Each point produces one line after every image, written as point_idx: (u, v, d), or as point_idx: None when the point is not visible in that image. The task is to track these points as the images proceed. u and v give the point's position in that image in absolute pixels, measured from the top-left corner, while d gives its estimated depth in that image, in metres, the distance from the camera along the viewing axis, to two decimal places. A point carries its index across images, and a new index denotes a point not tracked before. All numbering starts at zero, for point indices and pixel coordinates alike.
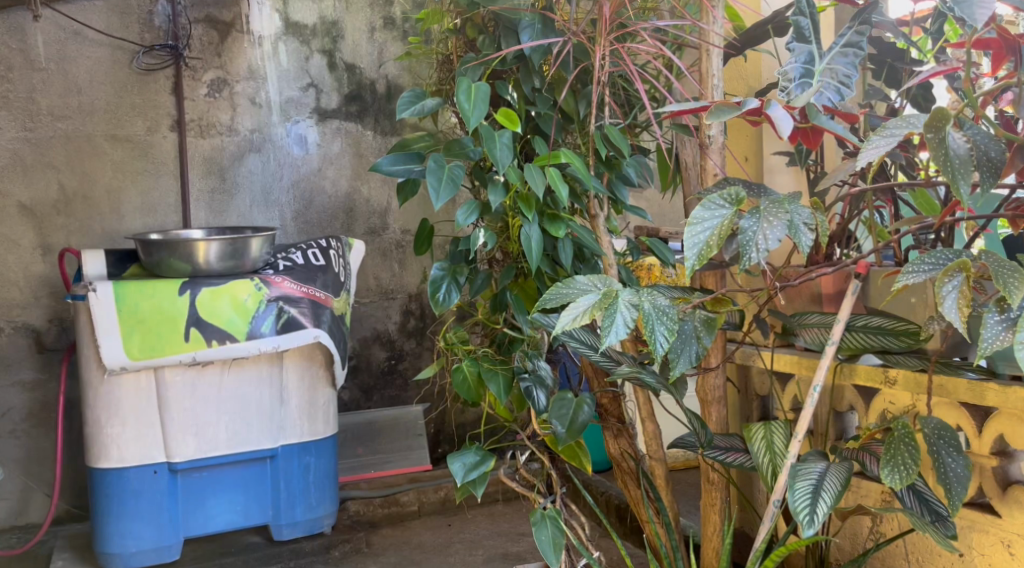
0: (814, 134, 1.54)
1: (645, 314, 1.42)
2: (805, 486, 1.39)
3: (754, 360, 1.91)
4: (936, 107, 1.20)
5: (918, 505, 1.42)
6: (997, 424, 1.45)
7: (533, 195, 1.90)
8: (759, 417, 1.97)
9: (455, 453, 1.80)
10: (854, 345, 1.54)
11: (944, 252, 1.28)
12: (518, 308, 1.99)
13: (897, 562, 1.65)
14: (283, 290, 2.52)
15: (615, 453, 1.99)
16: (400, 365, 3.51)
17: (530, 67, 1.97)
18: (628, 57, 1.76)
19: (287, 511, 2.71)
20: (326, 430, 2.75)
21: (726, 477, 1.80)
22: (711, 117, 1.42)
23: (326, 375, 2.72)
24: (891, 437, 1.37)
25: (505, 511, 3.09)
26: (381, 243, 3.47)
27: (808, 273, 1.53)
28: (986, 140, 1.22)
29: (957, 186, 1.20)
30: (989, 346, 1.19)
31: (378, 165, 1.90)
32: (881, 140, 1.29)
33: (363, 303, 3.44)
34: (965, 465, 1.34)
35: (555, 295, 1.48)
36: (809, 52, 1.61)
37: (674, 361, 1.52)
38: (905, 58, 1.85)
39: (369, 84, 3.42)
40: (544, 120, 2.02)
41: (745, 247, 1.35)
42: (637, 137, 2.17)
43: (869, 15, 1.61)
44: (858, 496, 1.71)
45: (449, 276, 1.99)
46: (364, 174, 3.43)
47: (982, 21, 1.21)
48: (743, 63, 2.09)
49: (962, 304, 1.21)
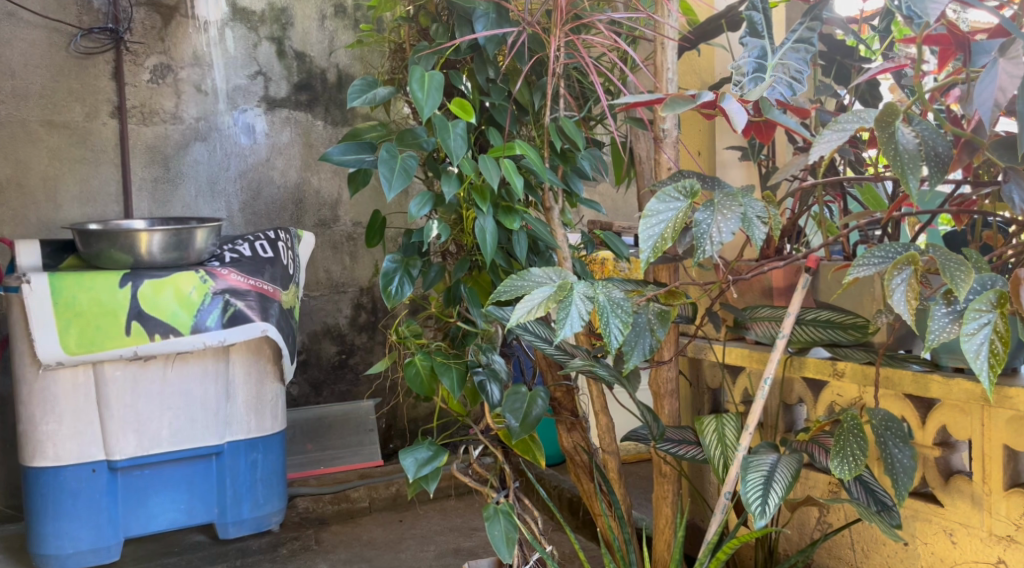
0: (767, 128, 1.56)
1: (600, 306, 1.41)
2: (757, 477, 1.39)
3: (706, 354, 1.92)
4: (884, 102, 1.21)
5: (865, 496, 1.44)
6: (939, 415, 1.47)
7: (488, 186, 1.87)
8: (711, 409, 1.99)
9: (407, 448, 1.77)
10: (803, 338, 1.57)
11: (893, 245, 1.28)
12: (472, 300, 1.97)
13: (844, 552, 1.67)
14: (229, 282, 2.45)
15: (568, 447, 1.98)
16: (351, 359, 3.47)
17: (484, 57, 1.94)
18: (582, 49, 1.73)
19: (233, 509, 2.65)
20: (274, 426, 2.70)
21: (678, 470, 1.81)
22: (665, 110, 1.39)
23: (274, 370, 2.67)
24: (840, 428, 1.38)
25: (457, 506, 3.07)
26: (332, 235, 3.42)
27: (761, 267, 1.54)
28: (934, 136, 1.22)
29: (906, 181, 1.21)
30: (936, 338, 1.18)
31: (327, 154, 1.85)
32: (832, 135, 1.29)
33: (313, 296, 3.40)
34: (912, 456, 1.35)
35: (508, 288, 1.45)
36: (763, 48, 1.64)
37: (629, 354, 1.51)
38: (854, 55, 1.87)
39: (319, 73, 3.37)
40: (499, 111, 2.00)
41: (699, 240, 1.35)
42: (592, 129, 2.17)
43: (821, 11, 1.61)
44: (806, 487, 1.73)
45: (402, 268, 1.94)
46: (313, 165, 3.38)
47: (934, 16, 1.20)
48: (698, 58, 2.10)
49: (910, 297, 1.21)
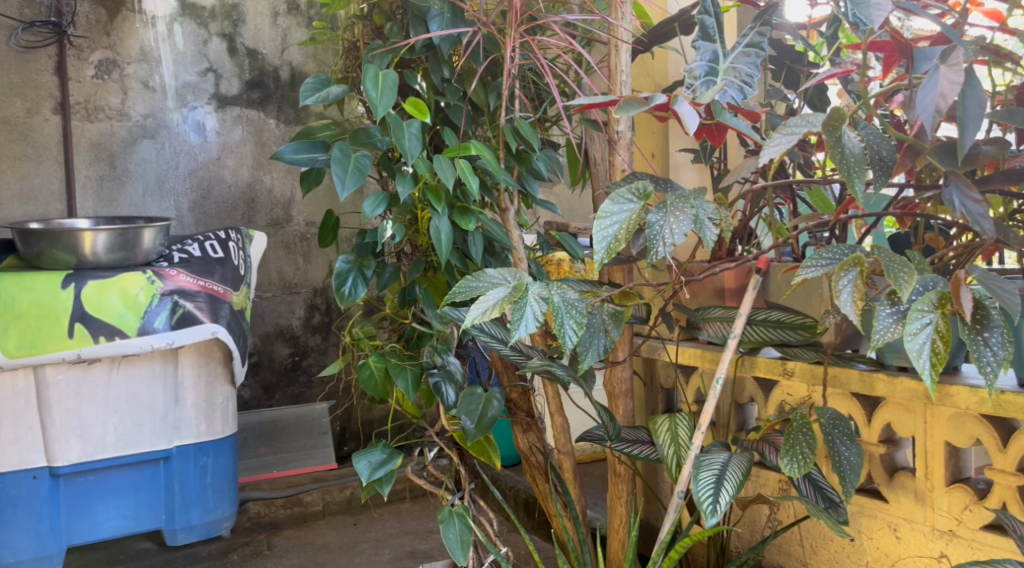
0: (718, 131, 1.57)
1: (555, 307, 1.41)
2: (709, 476, 1.40)
3: (659, 354, 1.94)
4: (831, 106, 1.23)
5: (813, 493, 1.46)
6: (885, 413, 1.50)
7: (442, 186, 1.86)
8: (664, 409, 2.01)
9: (360, 451, 1.75)
10: (755, 339, 1.59)
11: (840, 247, 1.30)
12: (427, 302, 1.95)
13: (793, 548, 1.70)
14: (177, 283, 2.41)
15: (524, 447, 1.98)
16: (304, 361, 3.44)
17: (439, 57, 1.94)
18: (537, 50, 1.73)
19: (182, 515, 2.60)
20: (224, 430, 2.65)
21: (632, 469, 1.82)
22: (619, 112, 1.39)
23: (224, 372, 2.63)
24: (790, 427, 1.40)
25: (412, 509, 3.05)
26: (284, 235, 3.39)
27: (712, 268, 1.56)
28: (878, 140, 1.25)
29: (852, 184, 1.23)
30: (881, 338, 1.20)
31: (279, 153, 1.82)
32: (783, 138, 1.31)
33: (265, 298, 3.36)
34: (858, 453, 1.37)
35: (463, 288, 1.44)
36: (714, 51, 1.61)
37: (584, 354, 1.51)
38: (803, 60, 1.90)
39: (271, 71, 3.35)
40: (454, 112, 1.99)
41: (652, 241, 1.36)
42: (547, 131, 2.18)
43: (770, 17, 1.63)
44: (757, 485, 1.76)
45: (355, 269, 1.92)
46: (265, 163, 3.34)
47: (878, 23, 1.22)
48: (651, 61, 2.14)
49: (857, 298, 1.23)
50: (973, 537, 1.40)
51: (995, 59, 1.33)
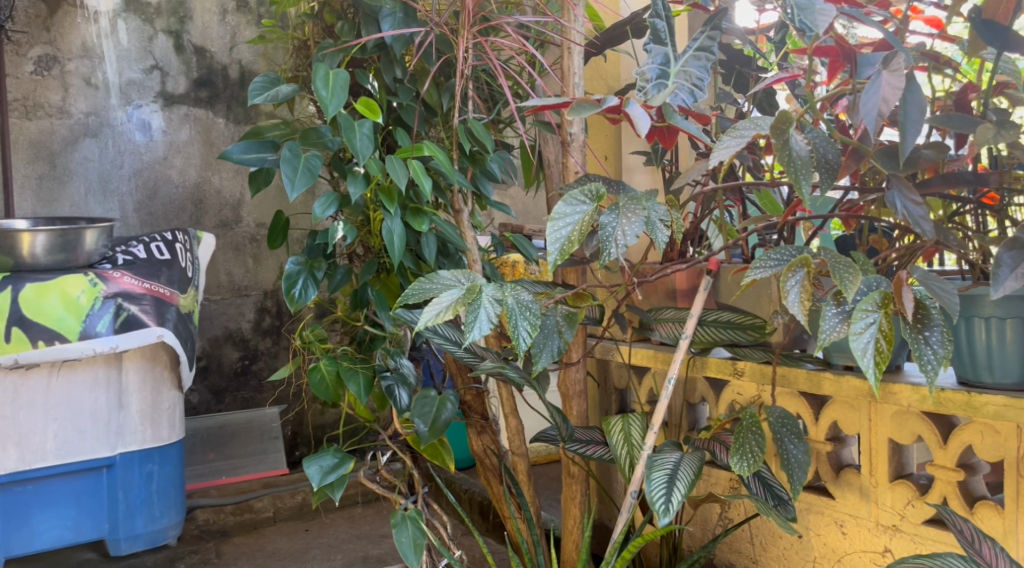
0: (670, 134, 1.59)
1: (509, 309, 1.40)
2: (661, 476, 1.41)
3: (613, 355, 1.96)
4: (779, 109, 1.25)
5: (763, 492, 1.48)
6: (831, 412, 1.53)
7: (395, 187, 1.84)
8: (618, 410, 2.03)
9: (311, 456, 1.73)
10: (705, 340, 1.60)
11: (788, 248, 1.32)
12: (380, 304, 1.94)
13: (743, 546, 1.72)
14: (122, 286, 2.35)
15: (478, 450, 1.97)
16: (254, 365, 3.39)
17: (392, 56, 1.93)
18: (490, 51, 1.73)
19: (125, 524, 2.54)
20: (171, 436, 2.60)
21: (586, 470, 1.82)
22: (571, 113, 1.40)
23: (171, 377, 2.57)
24: (739, 426, 1.42)
25: (365, 513, 3.03)
26: (234, 236, 3.34)
27: (664, 269, 1.56)
28: (824, 143, 1.26)
29: (799, 186, 1.24)
30: (827, 338, 1.22)
31: (228, 153, 1.79)
32: (731, 141, 1.33)
33: (214, 301, 3.31)
34: (805, 451, 1.39)
35: (416, 290, 1.44)
36: (665, 54, 1.59)
37: (537, 356, 1.51)
38: (752, 64, 1.94)
39: (220, 69, 3.31)
40: (406, 111, 1.97)
41: (605, 243, 1.36)
42: (501, 132, 2.18)
43: (720, 21, 1.60)
44: (709, 484, 1.79)
45: (306, 271, 1.90)
46: (214, 164, 3.29)
47: (823, 28, 1.24)
48: (604, 63, 2.15)
49: (804, 298, 1.25)
50: (916, 531, 1.43)
51: (933, 66, 1.36)
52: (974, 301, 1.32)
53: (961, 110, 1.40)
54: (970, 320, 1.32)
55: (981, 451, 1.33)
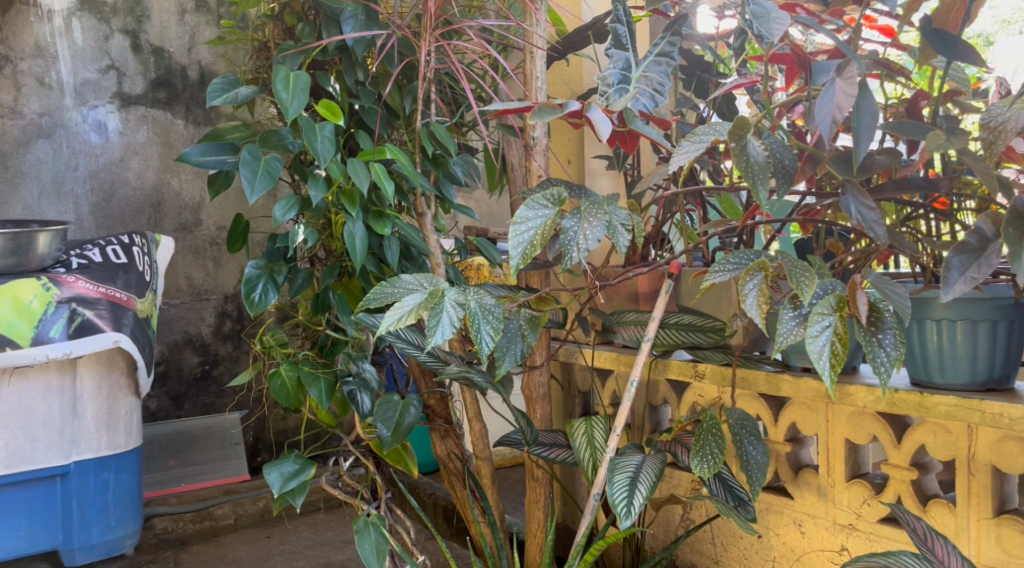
0: (631, 138, 1.60)
1: (471, 313, 1.40)
2: (623, 478, 1.41)
3: (576, 358, 1.97)
4: (737, 115, 1.26)
5: (723, 493, 1.50)
6: (790, 413, 1.55)
7: (357, 191, 1.83)
8: (582, 412, 2.04)
9: (272, 462, 1.71)
10: (666, 342, 1.61)
11: (747, 252, 1.34)
12: (341, 308, 1.92)
13: (705, 547, 1.74)
14: (76, 290, 2.31)
15: (442, 454, 1.97)
16: (215, 371, 3.35)
17: (353, 59, 1.92)
18: (452, 54, 1.73)
19: (80, 534, 2.49)
20: (128, 444, 2.55)
21: (550, 474, 1.83)
22: (533, 117, 1.38)
23: (128, 383, 2.52)
24: (700, 428, 1.43)
25: (328, 519, 3.00)
26: (193, 239, 3.30)
27: (626, 273, 1.57)
28: (782, 149, 1.28)
29: (757, 191, 1.26)
30: (784, 341, 1.23)
31: (185, 155, 1.76)
32: (691, 146, 1.34)
33: (173, 305, 3.27)
34: (764, 452, 1.41)
35: (378, 294, 1.43)
36: (627, 59, 1.61)
37: (500, 360, 1.52)
38: (712, 70, 1.96)
39: (179, 70, 3.28)
40: (368, 114, 1.96)
41: (566, 247, 1.37)
42: (464, 136, 2.18)
43: (681, 27, 1.63)
44: (671, 486, 1.80)
45: (266, 275, 1.88)
46: (172, 166, 3.25)
47: (778, 36, 1.27)
48: (566, 68, 2.16)
49: (761, 301, 1.26)
50: (872, 530, 1.45)
51: (886, 73, 1.39)
52: (925, 303, 1.35)
53: (913, 116, 1.43)
54: (922, 322, 1.35)
55: (934, 450, 1.36)
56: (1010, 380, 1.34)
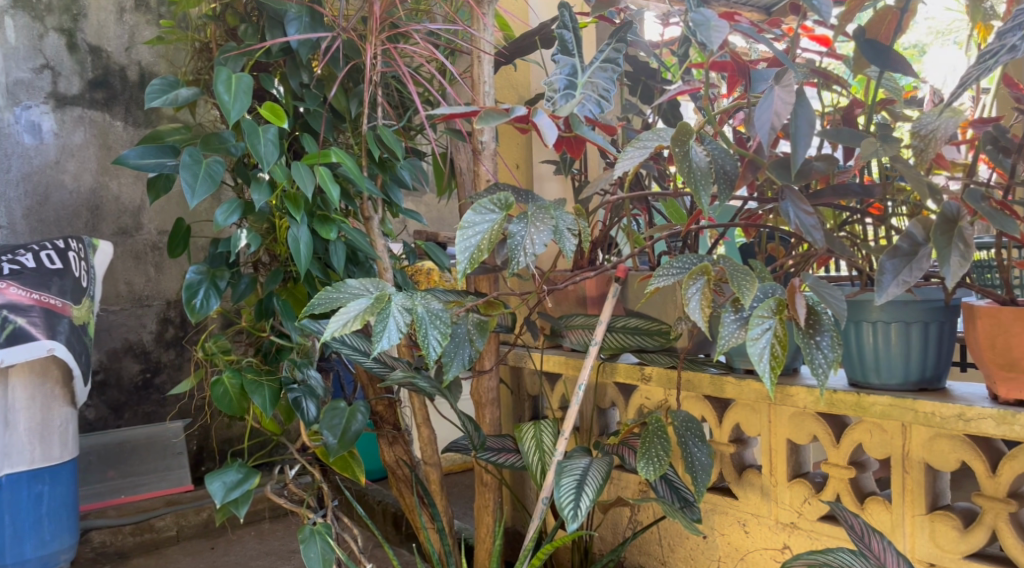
0: (577, 144, 1.62)
1: (418, 318, 1.40)
2: (570, 482, 1.42)
3: (525, 361, 1.98)
4: (679, 121, 1.28)
5: (670, 494, 1.52)
6: (734, 414, 1.58)
7: (301, 194, 1.81)
8: (531, 416, 2.05)
9: (214, 472, 1.68)
10: (614, 345, 1.62)
11: (691, 256, 1.35)
12: (286, 314, 1.89)
13: (653, 548, 1.76)
14: (8, 297, 2.24)
15: (390, 461, 1.96)
16: (156, 379, 3.28)
17: (297, 61, 1.90)
18: (397, 57, 1.72)
19: (13, 550, 2.38)
20: (62, 456, 2.47)
21: (498, 478, 1.83)
22: (479, 122, 1.38)
23: (63, 394, 2.45)
24: (646, 430, 1.44)
25: (274, 529, 2.95)
26: (133, 244, 3.23)
27: (574, 276, 1.57)
28: (723, 154, 1.30)
29: (699, 197, 1.28)
30: (726, 343, 1.25)
31: (123, 157, 1.72)
32: (635, 151, 1.36)
33: (112, 311, 3.19)
34: (708, 453, 1.43)
35: (322, 300, 1.40)
36: (573, 65, 1.61)
37: (448, 364, 1.51)
38: (656, 76, 1.98)
39: (117, 70, 3.21)
40: (313, 116, 1.94)
41: (513, 252, 1.37)
42: (412, 139, 2.16)
43: (625, 34, 1.63)
44: (619, 488, 1.82)
45: (208, 280, 1.84)
46: (111, 168, 3.18)
47: (717, 44, 1.27)
48: (513, 72, 2.17)
49: (704, 305, 1.28)
50: (812, 528, 1.48)
51: (824, 82, 1.42)
52: (860, 306, 1.38)
53: (848, 124, 1.47)
54: (858, 324, 1.39)
55: (871, 448, 1.39)
56: (941, 380, 1.39)
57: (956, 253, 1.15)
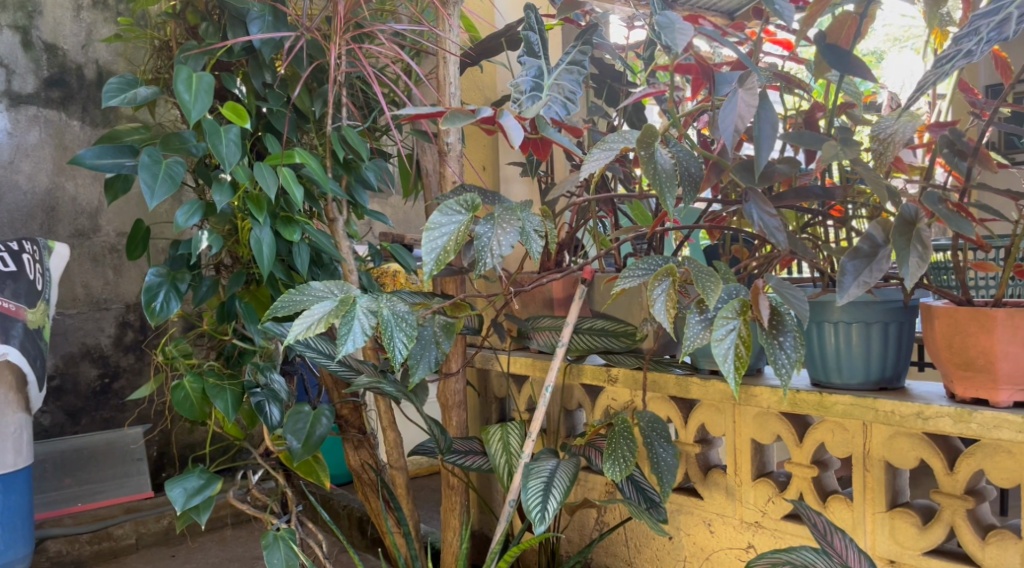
0: (543, 146, 1.61)
1: (384, 320, 1.38)
2: (537, 484, 1.41)
3: (492, 364, 1.98)
4: (645, 124, 1.28)
5: (636, 494, 1.52)
6: (699, 415, 1.59)
7: (264, 195, 1.79)
8: (498, 419, 2.05)
9: (174, 478, 1.65)
10: (580, 347, 1.62)
11: (656, 258, 1.36)
12: (248, 316, 1.87)
13: (619, 549, 1.76)
14: None
15: (355, 465, 1.94)
16: (115, 384, 3.22)
17: (260, 60, 1.87)
18: (362, 57, 1.69)
19: None
20: (16, 462, 2.38)
21: (465, 481, 1.82)
22: (445, 123, 1.38)
23: (17, 400, 2.37)
24: (612, 431, 1.45)
25: (237, 535, 2.91)
26: (91, 246, 3.18)
27: (541, 279, 1.55)
28: (688, 157, 1.31)
29: (664, 199, 1.28)
30: (691, 344, 1.26)
31: (79, 157, 1.68)
32: (601, 153, 1.36)
33: (69, 315, 3.13)
34: (674, 454, 1.44)
35: (286, 302, 1.38)
36: (539, 67, 1.61)
37: (414, 367, 1.50)
38: (622, 79, 1.99)
39: (74, 68, 3.16)
40: (277, 117, 1.92)
41: (480, 253, 1.36)
42: (377, 139, 2.14)
43: (591, 36, 1.64)
44: (586, 490, 1.82)
45: (168, 283, 1.81)
46: (67, 169, 3.12)
47: (681, 46, 1.28)
48: (479, 74, 2.17)
49: (669, 306, 1.28)
50: (776, 527, 1.49)
51: (786, 86, 1.44)
52: (822, 307, 1.39)
53: (810, 127, 1.49)
54: (821, 325, 1.40)
55: (833, 447, 1.41)
56: (901, 379, 1.41)
57: (915, 254, 1.17)
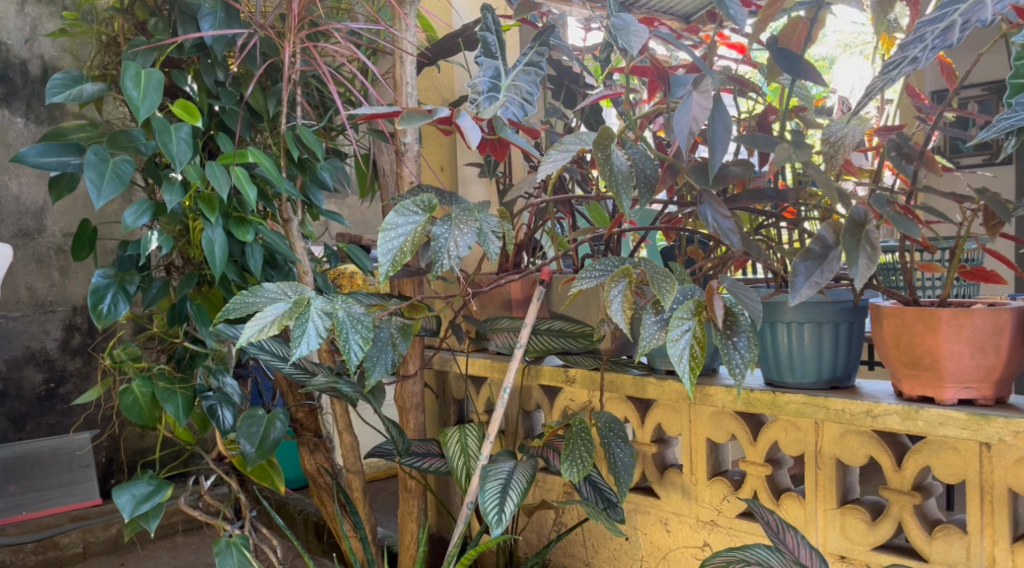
0: (501, 147, 1.60)
1: (339, 322, 1.36)
2: (494, 486, 1.40)
3: (450, 365, 1.97)
4: (601, 125, 1.29)
5: (593, 495, 1.52)
6: (656, 415, 1.60)
7: (216, 195, 1.76)
8: (456, 420, 2.04)
9: (123, 484, 1.61)
10: (538, 348, 1.62)
11: (612, 260, 1.36)
12: (200, 318, 1.83)
13: (577, 549, 1.77)
14: None
15: (311, 469, 1.91)
16: (61, 389, 3.14)
17: (212, 58, 1.84)
18: (317, 55, 1.67)
19: None
20: None
21: (423, 484, 1.81)
22: (402, 123, 1.36)
23: None
24: (570, 432, 1.44)
25: (189, 542, 2.86)
26: (36, 247, 3.10)
27: (498, 280, 1.54)
28: (643, 158, 1.31)
29: (620, 201, 1.28)
30: (646, 344, 1.26)
31: (22, 155, 1.63)
32: (558, 154, 1.36)
33: (13, 317, 3.05)
34: (631, 454, 1.44)
35: (238, 304, 1.35)
36: (496, 68, 1.60)
37: (370, 370, 1.48)
38: (579, 81, 2.00)
39: (18, 64, 3.08)
40: (229, 115, 1.89)
41: (437, 255, 1.35)
42: (333, 138, 2.12)
43: (548, 37, 1.63)
44: (544, 490, 1.82)
45: (116, 284, 1.77)
46: (10, 167, 3.04)
47: (637, 48, 1.28)
48: (436, 74, 2.16)
49: (626, 307, 1.28)
50: (731, 525, 1.51)
51: (739, 89, 1.46)
52: (775, 307, 1.41)
53: (763, 130, 1.50)
54: (774, 325, 1.42)
55: (786, 446, 1.43)
56: (852, 378, 1.43)
57: (864, 255, 1.19)
